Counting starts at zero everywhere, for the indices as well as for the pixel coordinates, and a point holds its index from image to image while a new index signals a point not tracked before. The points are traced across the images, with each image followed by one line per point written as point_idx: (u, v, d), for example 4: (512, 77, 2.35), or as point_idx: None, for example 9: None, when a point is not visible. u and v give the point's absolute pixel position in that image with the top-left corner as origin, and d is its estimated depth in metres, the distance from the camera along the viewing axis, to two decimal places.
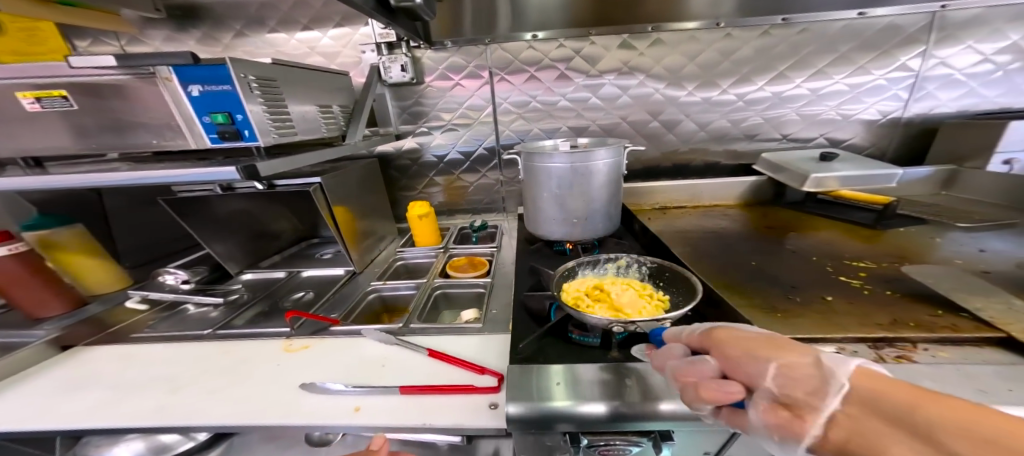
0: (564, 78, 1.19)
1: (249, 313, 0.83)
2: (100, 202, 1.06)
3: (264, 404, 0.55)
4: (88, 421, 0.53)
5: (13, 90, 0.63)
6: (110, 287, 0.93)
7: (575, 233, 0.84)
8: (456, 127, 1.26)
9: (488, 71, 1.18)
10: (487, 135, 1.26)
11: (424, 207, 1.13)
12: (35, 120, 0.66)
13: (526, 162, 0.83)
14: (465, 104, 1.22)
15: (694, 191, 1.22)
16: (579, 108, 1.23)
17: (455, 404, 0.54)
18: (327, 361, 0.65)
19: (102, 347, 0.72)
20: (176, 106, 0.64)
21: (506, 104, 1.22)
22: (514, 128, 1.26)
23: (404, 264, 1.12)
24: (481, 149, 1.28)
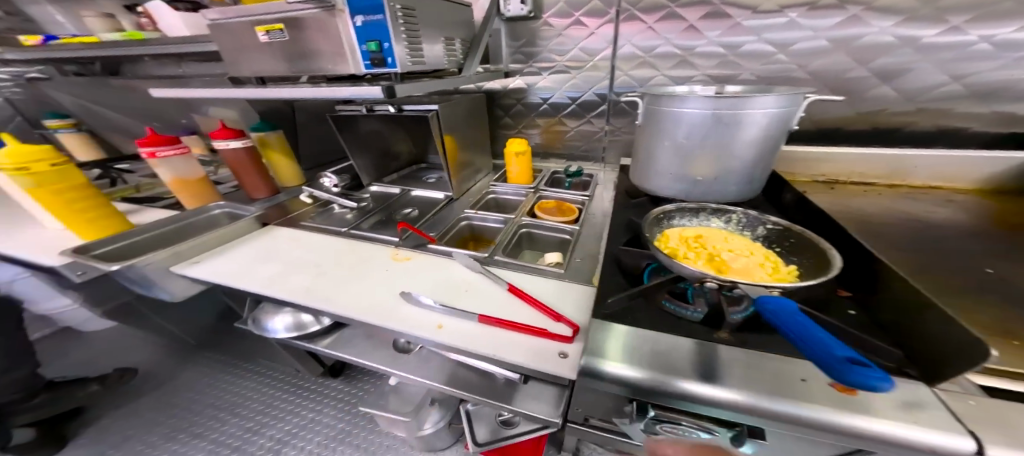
0: (716, 16, 0.95)
1: (372, 219, 1.01)
2: (291, 115, 1.33)
3: (370, 303, 0.65)
4: (264, 288, 0.72)
5: (250, 26, 0.82)
6: (292, 182, 1.23)
7: (692, 195, 0.68)
8: (567, 69, 1.15)
9: (615, 8, 1.02)
10: (600, 80, 1.13)
11: (522, 144, 1.11)
12: (261, 49, 0.85)
13: (649, 103, 0.68)
14: (585, 48, 1.10)
15: (904, 165, 0.89)
16: (726, 53, 0.99)
17: (525, 343, 0.54)
18: (422, 276, 0.74)
19: (282, 228, 0.96)
20: (345, 37, 0.74)
21: (630, 46, 1.05)
22: (636, 74, 1.08)
23: (496, 198, 1.14)
24: (590, 94, 1.16)
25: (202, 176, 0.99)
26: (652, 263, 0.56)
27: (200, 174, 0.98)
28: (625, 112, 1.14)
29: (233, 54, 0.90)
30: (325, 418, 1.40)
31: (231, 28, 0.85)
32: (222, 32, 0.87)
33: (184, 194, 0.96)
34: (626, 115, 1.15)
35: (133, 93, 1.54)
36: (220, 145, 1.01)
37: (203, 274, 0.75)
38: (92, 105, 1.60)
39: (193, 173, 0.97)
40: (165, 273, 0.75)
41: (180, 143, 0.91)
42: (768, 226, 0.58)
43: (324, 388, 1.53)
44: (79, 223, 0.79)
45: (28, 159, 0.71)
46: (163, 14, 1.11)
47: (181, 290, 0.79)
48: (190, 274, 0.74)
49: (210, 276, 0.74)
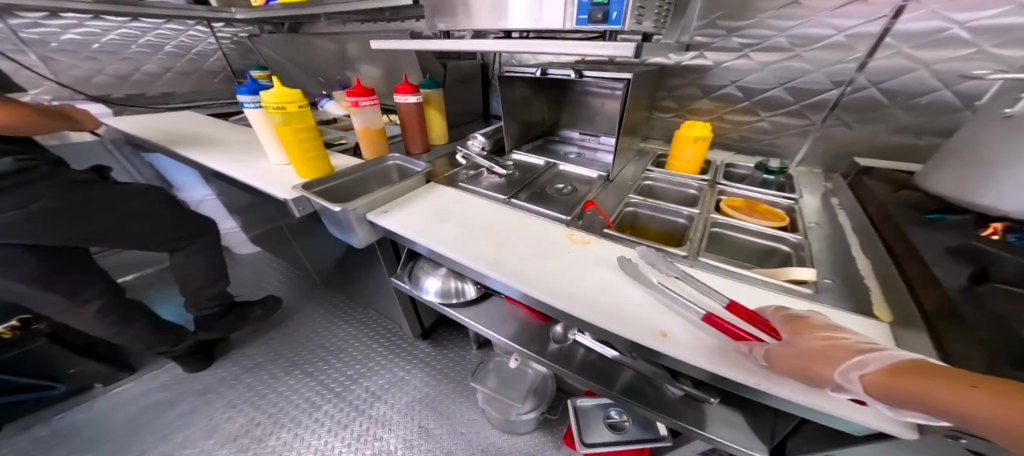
0: None
1: (525, 192, 0.94)
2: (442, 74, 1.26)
3: (569, 290, 0.60)
4: (453, 252, 0.69)
5: None
6: (439, 141, 1.25)
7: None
8: (782, 47, 0.92)
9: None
10: (834, 62, 0.87)
11: (705, 128, 0.90)
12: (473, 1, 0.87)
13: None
14: (852, 26, 0.82)
15: None
16: None
17: (797, 376, 0.45)
18: (616, 266, 0.66)
19: (445, 186, 0.95)
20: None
21: (933, 17, 0.74)
22: (896, 59, 0.81)
23: (649, 186, 0.97)
24: (807, 80, 0.92)
25: (383, 125, 0.99)
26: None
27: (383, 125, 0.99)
28: (875, 104, 0.87)
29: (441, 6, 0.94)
30: (412, 380, 1.44)
31: None
32: None
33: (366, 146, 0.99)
34: (877, 111, 0.88)
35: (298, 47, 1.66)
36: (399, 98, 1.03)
37: (396, 226, 0.77)
38: (277, 59, 1.84)
39: (374, 124, 0.98)
40: (362, 219, 0.79)
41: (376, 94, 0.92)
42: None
43: (410, 346, 1.58)
44: (302, 161, 0.84)
45: (288, 98, 0.77)
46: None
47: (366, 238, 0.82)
48: (383, 224, 0.77)
49: (403, 229, 0.75)
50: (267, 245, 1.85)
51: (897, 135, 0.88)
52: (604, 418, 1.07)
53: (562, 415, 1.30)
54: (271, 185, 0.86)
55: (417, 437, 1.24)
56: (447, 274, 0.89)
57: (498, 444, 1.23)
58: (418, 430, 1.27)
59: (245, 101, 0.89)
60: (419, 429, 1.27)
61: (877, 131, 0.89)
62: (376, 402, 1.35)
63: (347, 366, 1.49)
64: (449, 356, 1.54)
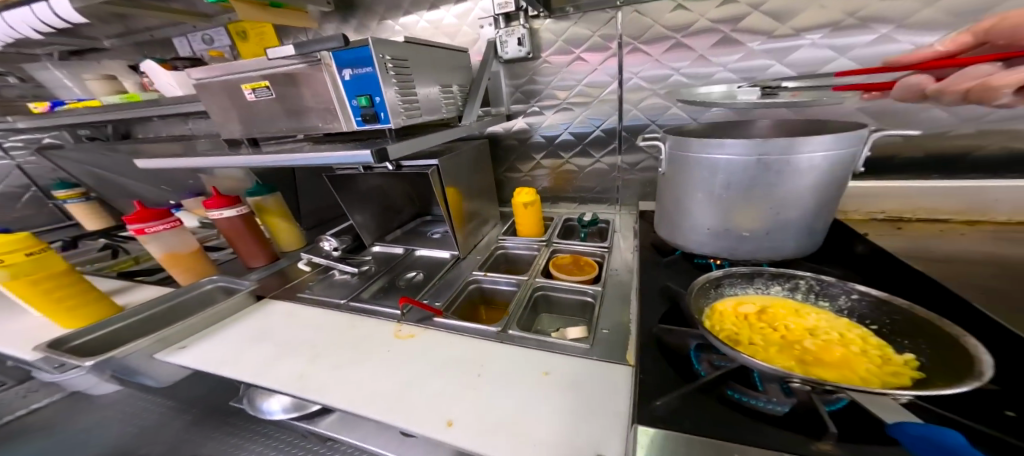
0: (729, 43, 0.86)
1: (374, 286, 0.94)
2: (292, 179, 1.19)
3: (371, 393, 0.59)
4: (256, 378, 0.64)
5: (240, 84, 0.78)
6: (292, 246, 1.17)
7: (731, 248, 0.56)
8: (571, 106, 1.07)
9: (616, 40, 0.94)
10: (609, 114, 1.04)
11: (531, 194, 1.03)
12: (253, 108, 0.81)
13: (673, 148, 0.57)
14: (608, 83, 1.00)
15: (982, 199, 0.75)
16: (749, 79, 0.88)
17: (549, 444, 0.48)
18: (430, 355, 0.67)
19: (281, 300, 0.89)
20: (333, 91, 0.70)
21: (634, 78, 0.97)
22: (645, 107, 0.99)
23: (505, 253, 1.06)
24: (599, 131, 1.08)
25: (198, 247, 0.92)
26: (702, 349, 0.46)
27: (195, 247, 0.91)
28: (635, 148, 1.07)
29: (227, 115, 0.86)
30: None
31: (218, 88, 0.81)
32: (214, 92, 0.83)
33: (179, 272, 0.90)
34: (642, 157, 1.08)
35: (121, 154, 1.48)
36: (213, 214, 0.95)
37: (195, 361, 0.69)
38: (94, 168, 1.58)
39: (187, 246, 0.90)
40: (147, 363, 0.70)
41: (172, 217, 0.85)
42: (852, 299, 0.48)
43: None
44: (56, 310, 0.72)
45: (4, 249, 0.65)
46: (157, 74, 1.10)
47: (165, 374, 0.73)
48: (178, 361, 0.69)
49: (203, 364, 0.68)
50: None
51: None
52: None
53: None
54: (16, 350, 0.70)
55: None
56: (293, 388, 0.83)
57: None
58: None
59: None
60: None
61: (653, 173, 1.08)
62: None
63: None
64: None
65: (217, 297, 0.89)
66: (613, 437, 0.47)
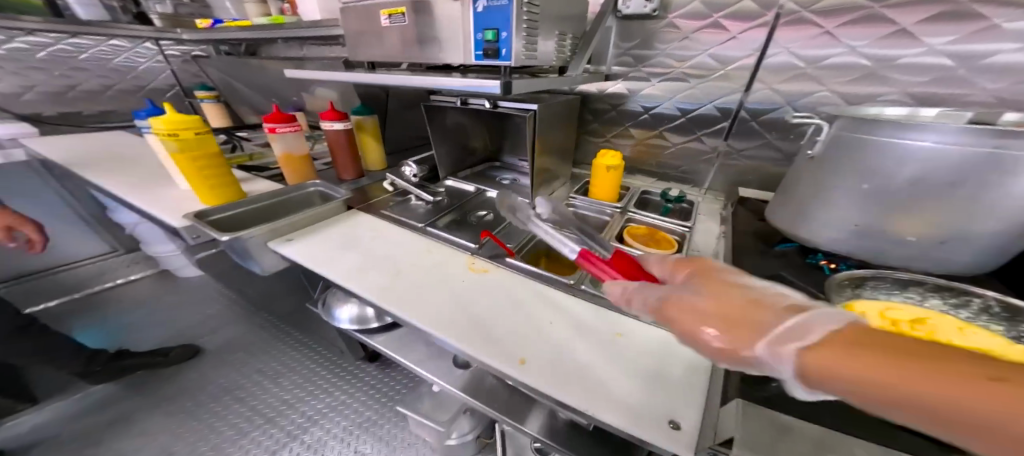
0: (928, 24, 0.70)
1: (447, 217, 0.98)
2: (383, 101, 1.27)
3: (447, 318, 0.61)
4: (345, 279, 0.70)
5: (378, 9, 0.81)
6: (376, 166, 1.26)
7: (861, 246, 0.53)
8: (684, 78, 0.98)
9: (775, 8, 0.81)
10: (733, 92, 0.93)
11: (616, 157, 0.95)
12: (382, 32, 0.84)
13: (840, 127, 0.52)
14: (738, 57, 0.89)
15: None
16: (922, 76, 0.74)
17: (623, 401, 0.47)
18: (501, 294, 0.68)
19: (365, 214, 0.96)
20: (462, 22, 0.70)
21: (785, 54, 0.84)
22: (778, 89, 0.88)
23: (571, 213, 1.03)
24: (708, 108, 0.98)
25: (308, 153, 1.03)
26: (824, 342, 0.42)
27: (307, 151, 1.03)
28: (752, 133, 0.96)
29: (357, 37, 0.90)
30: (353, 404, 1.43)
31: (357, 10, 0.86)
32: (351, 13, 0.88)
33: (289, 171, 1.02)
34: (756, 141, 0.96)
35: (247, 68, 1.66)
36: (326, 125, 1.06)
37: (296, 252, 0.77)
38: (225, 76, 1.81)
39: (300, 149, 1.02)
40: (262, 248, 0.79)
41: (296, 121, 0.97)
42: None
43: (357, 370, 1.57)
44: (203, 188, 0.84)
45: (179, 126, 0.76)
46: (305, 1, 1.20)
47: (270, 263, 0.81)
48: (284, 250, 0.78)
49: (301, 257, 0.75)
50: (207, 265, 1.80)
51: (778, 166, 0.96)
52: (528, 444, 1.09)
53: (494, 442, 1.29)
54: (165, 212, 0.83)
55: None
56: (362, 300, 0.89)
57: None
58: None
59: (142, 127, 0.91)
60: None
61: (763, 162, 0.98)
62: (311, 428, 1.33)
63: (286, 391, 1.47)
64: (393, 377, 1.54)
65: (315, 203, 0.98)
66: (695, 409, 0.45)
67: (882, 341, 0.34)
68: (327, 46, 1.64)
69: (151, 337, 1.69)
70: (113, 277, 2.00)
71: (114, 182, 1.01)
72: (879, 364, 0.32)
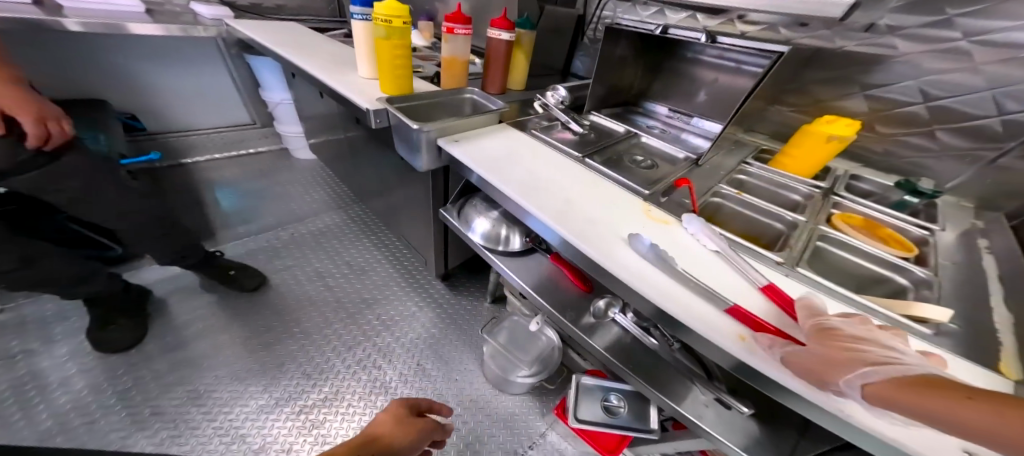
0: None
1: (599, 155, 0.85)
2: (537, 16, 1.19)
3: (638, 264, 0.53)
4: (520, 194, 0.66)
5: None
6: (516, 87, 1.18)
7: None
8: (1006, 50, 0.66)
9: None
10: None
11: (852, 129, 0.73)
12: None
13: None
14: None
15: None
16: None
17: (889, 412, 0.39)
18: (692, 249, 0.57)
19: (519, 131, 0.92)
20: None
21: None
22: None
23: (741, 179, 0.81)
24: (1018, 103, 0.68)
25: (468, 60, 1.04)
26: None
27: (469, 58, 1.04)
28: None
29: None
30: (421, 317, 1.45)
31: None
32: None
33: (447, 75, 1.06)
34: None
35: None
36: (492, 33, 0.99)
37: (467, 158, 0.76)
38: None
39: (461, 55, 1.02)
40: (432, 145, 0.82)
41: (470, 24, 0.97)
42: None
43: (428, 285, 1.58)
44: (394, 75, 0.98)
45: (395, 12, 0.92)
46: None
47: (430, 161, 0.85)
48: (455, 153, 0.79)
49: (473, 164, 0.74)
50: (323, 151, 1.92)
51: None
52: (601, 400, 1.00)
53: (561, 387, 1.26)
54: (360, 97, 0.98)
55: (413, 375, 1.26)
56: (499, 219, 0.85)
57: (487, 398, 1.22)
58: (415, 367, 1.28)
59: (356, 13, 1.08)
60: (417, 366, 1.28)
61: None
62: (382, 332, 1.38)
63: (366, 290, 1.53)
64: (461, 301, 1.53)
65: (467, 110, 1.00)
66: None
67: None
68: None
69: (272, 207, 1.91)
70: (248, 146, 2.15)
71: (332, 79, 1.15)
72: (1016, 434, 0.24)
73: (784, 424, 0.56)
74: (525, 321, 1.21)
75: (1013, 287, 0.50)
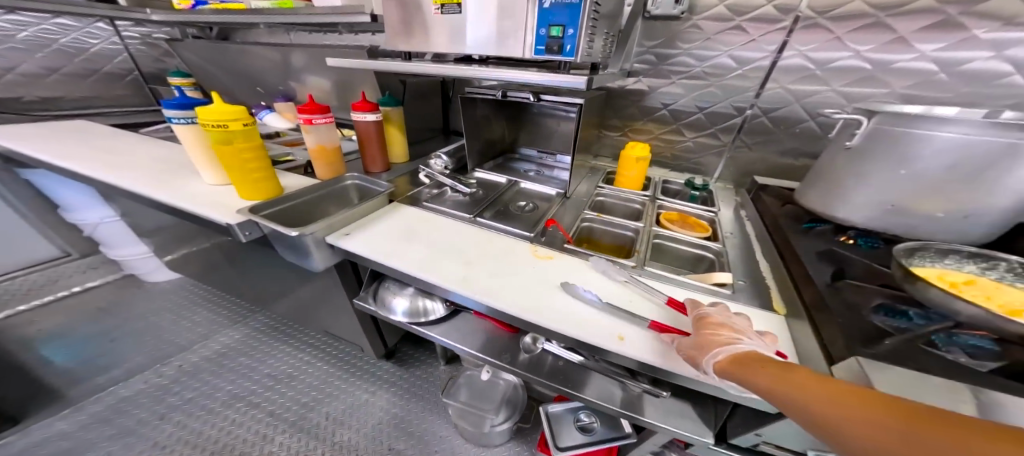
0: (918, 37, 0.81)
1: (490, 211, 0.97)
2: (401, 91, 1.27)
3: (540, 304, 0.66)
4: (423, 272, 0.74)
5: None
6: (399, 159, 1.25)
7: (892, 221, 0.66)
8: (702, 77, 1.05)
9: (795, 13, 0.88)
10: (750, 89, 1.01)
11: (645, 149, 1.00)
12: (436, 20, 0.90)
13: (879, 122, 0.62)
14: (750, 60, 0.97)
15: None
16: (913, 80, 0.85)
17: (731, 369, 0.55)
18: (574, 275, 0.73)
19: (410, 206, 1.00)
20: (528, 19, 0.77)
21: (800, 57, 0.92)
22: (791, 88, 0.97)
23: (600, 201, 1.04)
24: (723, 106, 1.06)
25: (339, 146, 1.09)
26: (887, 307, 0.52)
27: (337, 143, 1.08)
28: (766, 128, 1.04)
29: (405, 26, 0.96)
30: (378, 401, 1.38)
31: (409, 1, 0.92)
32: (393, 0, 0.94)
33: (323, 164, 1.08)
34: (767, 135, 1.05)
35: (230, 57, 1.58)
36: (357, 116, 1.05)
37: (364, 249, 0.81)
38: (205, 65, 1.71)
39: (331, 141, 1.06)
40: (320, 244, 0.84)
41: (330, 112, 1.01)
42: None
43: (374, 368, 1.51)
44: (247, 180, 0.96)
45: (227, 117, 0.88)
46: None
47: (323, 260, 0.86)
48: (350, 246, 0.83)
49: (373, 254, 0.80)
50: (188, 265, 1.64)
51: (783, 157, 1.06)
52: (574, 422, 1.07)
53: (536, 423, 1.30)
54: (217, 212, 0.93)
55: None
56: (415, 294, 0.91)
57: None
58: (386, 454, 1.22)
59: (174, 117, 1.00)
60: (389, 450, 1.22)
61: (767, 153, 1.07)
62: (340, 428, 1.28)
63: (301, 394, 1.38)
64: (420, 374, 1.49)
65: (353, 198, 1.03)
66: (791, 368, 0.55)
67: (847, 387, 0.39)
68: (325, 34, 1.58)
69: (136, 347, 1.55)
70: (67, 285, 1.73)
71: (172, 194, 1.04)
72: (836, 415, 0.37)
73: (700, 395, 0.72)
74: (479, 371, 1.26)
75: (762, 238, 0.78)
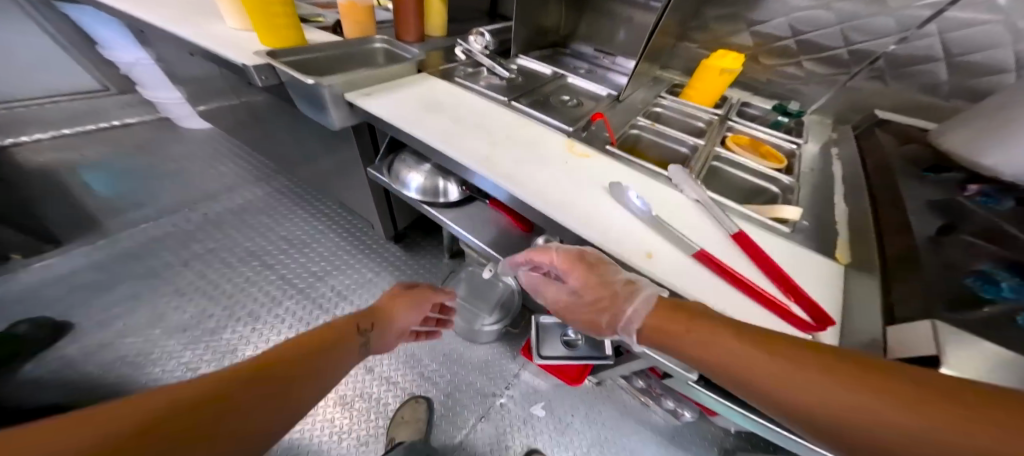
0: None
1: (527, 100, 0.86)
2: None
3: (565, 200, 0.58)
4: (442, 144, 0.67)
5: None
6: (435, 33, 1.10)
7: None
8: None
9: None
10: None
11: (738, 61, 0.83)
12: None
13: None
14: None
15: None
16: None
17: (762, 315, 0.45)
18: (608, 178, 0.64)
19: (439, 79, 0.89)
20: None
21: None
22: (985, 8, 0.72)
23: (658, 113, 0.91)
24: (871, 19, 0.82)
25: (372, 5, 0.95)
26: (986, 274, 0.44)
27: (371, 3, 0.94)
28: (926, 57, 0.80)
29: None
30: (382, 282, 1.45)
31: None
32: None
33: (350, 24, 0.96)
34: (921, 65, 0.82)
35: None
36: None
37: (382, 112, 0.74)
38: None
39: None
40: (338, 100, 0.76)
41: None
42: None
43: (381, 248, 1.56)
44: (267, 26, 0.86)
45: None
46: None
47: (341, 120, 0.79)
48: (370, 106, 0.76)
49: (392, 118, 0.73)
50: (223, 118, 1.63)
51: (924, 95, 0.84)
52: (561, 335, 1.08)
53: (524, 330, 1.35)
54: (235, 52, 0.86)
55: None
56: (430, 172, 0.85)
57: (460, 350, 1.30)
58: None
59: None
60: None
61: (907, 88, 0.85)
62: (341, 302, 1.36)
63: (312, 262, 1.47)
64: (419, 263, 1.53)
65: (381, 60, 0.92)
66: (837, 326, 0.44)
67: (766, 339, 0.36)
68: None
69: (168, 190, 1.64)
70: (110, 118, 1.80)
71: (192, 32, 0.96)
72: (769, 375, 0.34)
73: None
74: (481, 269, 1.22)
75: (848, 184, 0.66)
